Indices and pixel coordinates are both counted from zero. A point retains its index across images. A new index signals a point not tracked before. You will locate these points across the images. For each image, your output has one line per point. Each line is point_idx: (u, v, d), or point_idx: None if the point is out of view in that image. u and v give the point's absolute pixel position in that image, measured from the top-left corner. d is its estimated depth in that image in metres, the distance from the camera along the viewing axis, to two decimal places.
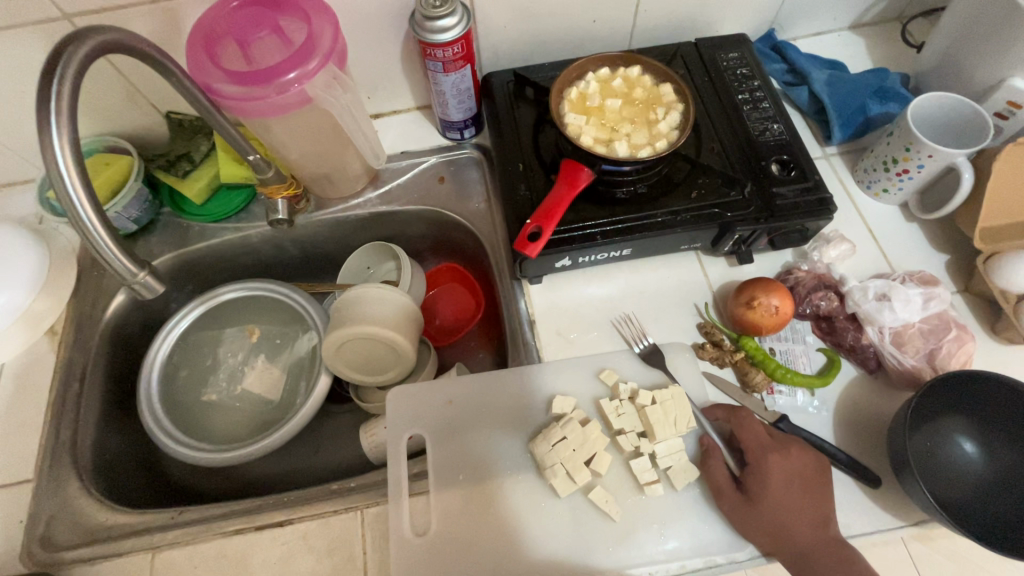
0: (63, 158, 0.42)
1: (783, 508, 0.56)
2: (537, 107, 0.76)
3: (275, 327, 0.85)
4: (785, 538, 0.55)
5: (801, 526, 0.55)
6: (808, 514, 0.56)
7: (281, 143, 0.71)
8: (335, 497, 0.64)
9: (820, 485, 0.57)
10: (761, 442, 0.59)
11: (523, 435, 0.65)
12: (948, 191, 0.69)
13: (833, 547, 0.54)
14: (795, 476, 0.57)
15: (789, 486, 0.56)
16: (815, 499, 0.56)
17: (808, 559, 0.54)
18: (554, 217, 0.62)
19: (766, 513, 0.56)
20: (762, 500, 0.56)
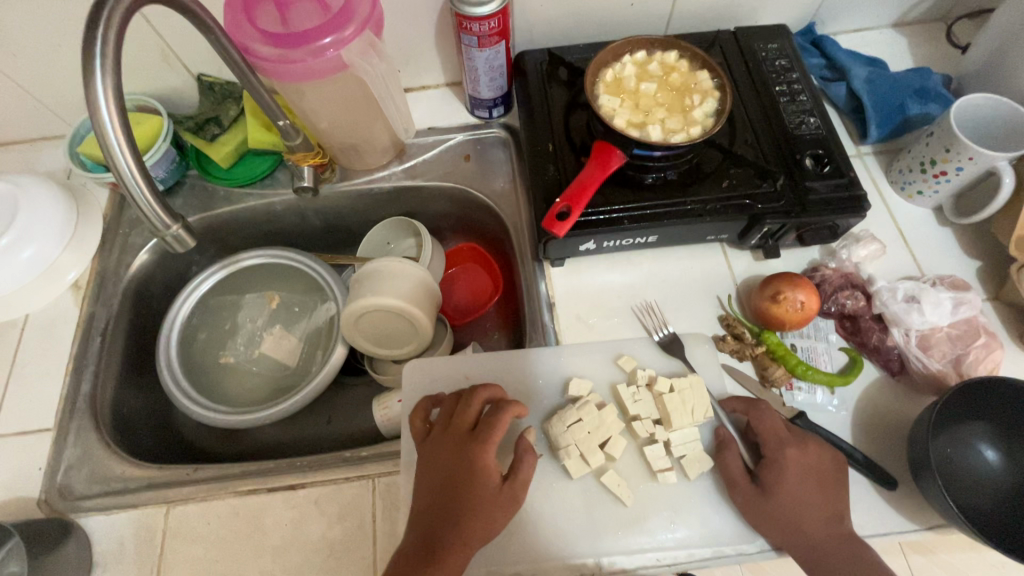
0: (105, 105, 0.42)
1: (798, 503, 0.55)
2: (570, 87, 0.75)
3: (294, 295, 0.85)
4: (798, 532, 0.55)
5: (814, 522, 0.55)
6: (822, 510, 0.55)
7: (312, 110, 0.71)
8: (348, 464, 0.65)
9: (837, 483, 0.57)
10: (778, 435, 0.58)
11: (538, 415, 0.65)
12: (986, 196, 0.67)
13: (846, 544, 0.54)
14: (811, 472, 0.56)
15: (805, 481, 0.56)
16: (831, 496, 0.56)
17: (820, 553, 0.54)
18: (583, 198, 0.61)
19: (781, 507, 0.56)
20: (777, 494, 0.56)
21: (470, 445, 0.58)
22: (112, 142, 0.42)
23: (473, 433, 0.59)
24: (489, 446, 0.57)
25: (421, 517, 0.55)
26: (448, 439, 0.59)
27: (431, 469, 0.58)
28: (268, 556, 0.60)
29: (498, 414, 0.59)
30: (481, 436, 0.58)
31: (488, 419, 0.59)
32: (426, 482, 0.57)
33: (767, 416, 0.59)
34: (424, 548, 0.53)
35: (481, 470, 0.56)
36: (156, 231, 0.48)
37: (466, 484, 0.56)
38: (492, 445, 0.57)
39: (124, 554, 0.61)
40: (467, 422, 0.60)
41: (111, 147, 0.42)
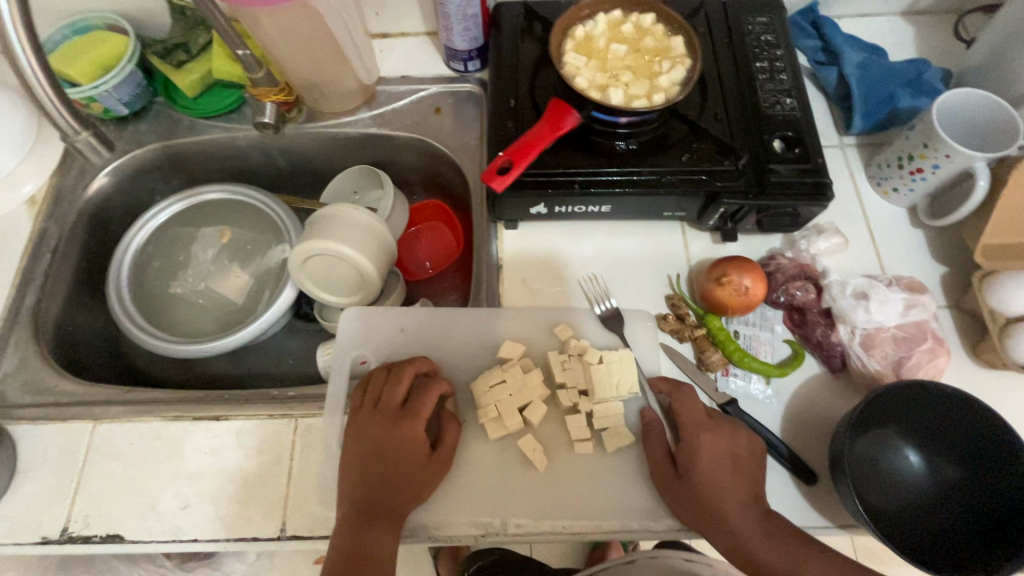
0: None
1: (713, 486, 0.54)
2: (543, 44, 0.72)
3: (250, 234, 0.84)
4: (713, 515, 0.53)
5: (729, 506, 0.53)
6: (739, 495, 0.54)
7: (272, 43, 0.69)
8: (274, 402, 0.65)
9: (753, 467, 0.55)
10: (699, 414, 0.57)
11: (467, 374, 0.64)
12: (957, 200, 0.64)
13: (762, 530, 0.52)
14: (729, 455, 0.55)
15: (721, 464, 0.54)
16: (748, 480, 0.55)
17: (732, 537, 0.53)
18: (529, 155, 0.59)
19: (696, 488, 0.54)
20: (692, 473, 0.55)
21: (400, 421, 0.58)
22: None
23: (404, 409, 0.59)
24: (417, 419, 0.58)
25: (355, 484, 0.56)
26: (377, 414, 0.59)
27: (360, 440, 0.58)
28: (184, 480, 0.61)
29: (427, 390, 0.60)
30: (410, 409, 0.58)
31: (417, 394, 0.60)
32: (355, 452, 0.58)
33: (688, 395, 0.58)
34: (367, 515, 0.55)
35: (411, 445, 0.57)
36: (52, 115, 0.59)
37: (396, 456, 0.57)
38: (420, 419, 0.58)
39: (47, 463, 0.63)
40: (395, 400, 0.59)
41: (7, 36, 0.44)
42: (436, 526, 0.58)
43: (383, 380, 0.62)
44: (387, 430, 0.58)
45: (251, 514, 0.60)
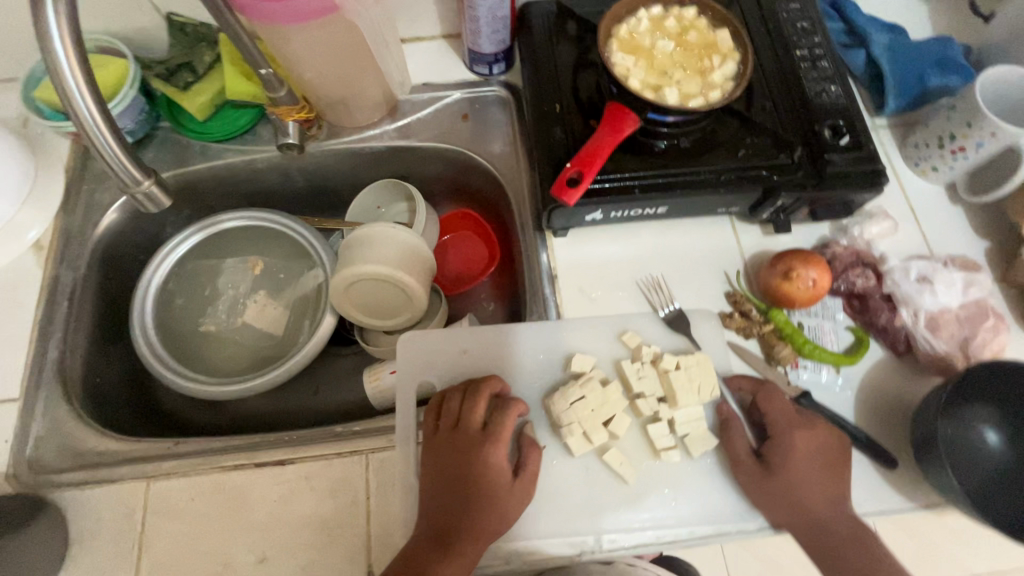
0: (66, 60, 0.39)
1: (800, 485, 0.55)
2: (578, 44, 0.70)
3: (278, 262, 0.80)
4: (799, 513, 0.54)
5: (813, 505, 0.54)
6: (828, 494, 0.55)
7: (298, 58, 0.64)
8: (339, 439, 0.62)
9: (841, 466, 0.56)
10: (783, 411, 0.58)
11: (538, 391, 0.63)
12: (1000, 176, 0.65)
13: (845, 528, 0.54)
14: (815, 453, 0.56)
15: (806, 463, 0.55)
16: (835, 479, 0.55)
17: (821, 530, 0.54)
18: (597, 163, 0.57)
19: (781, 487, 0.55)
20: (776, 470, 0.56)
21: (479, 447, 0.56)
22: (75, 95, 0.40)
23: (483, 434, 0.57)
24: (500, 446, 0.56)
25: (433, 512, 0.55)
26: (455, 442, 0.57)
27: (438, 468, 0.57)
28: (257, 533, 0.58)
29: (504, 412, 0.58)
30: (493, 436, 0.57)
31: (496, 418, 0.58)
32: (437, 483, 0.57)
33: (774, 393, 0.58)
34: (439, 543, 0.53)
35: (493, 471, 0.56)
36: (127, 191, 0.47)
37: (478, 484, 0.55)
38: (501, 444, 0.56)
39: (102, 530, 0.58)
40: (472, 424, 0.57)
41: (69, 93, 0.40)
42: (529, 551, 0.57)
43: (459, 404, 0.59)
44: (465, 456, 0.56)
45: (333, 559, 0.57)
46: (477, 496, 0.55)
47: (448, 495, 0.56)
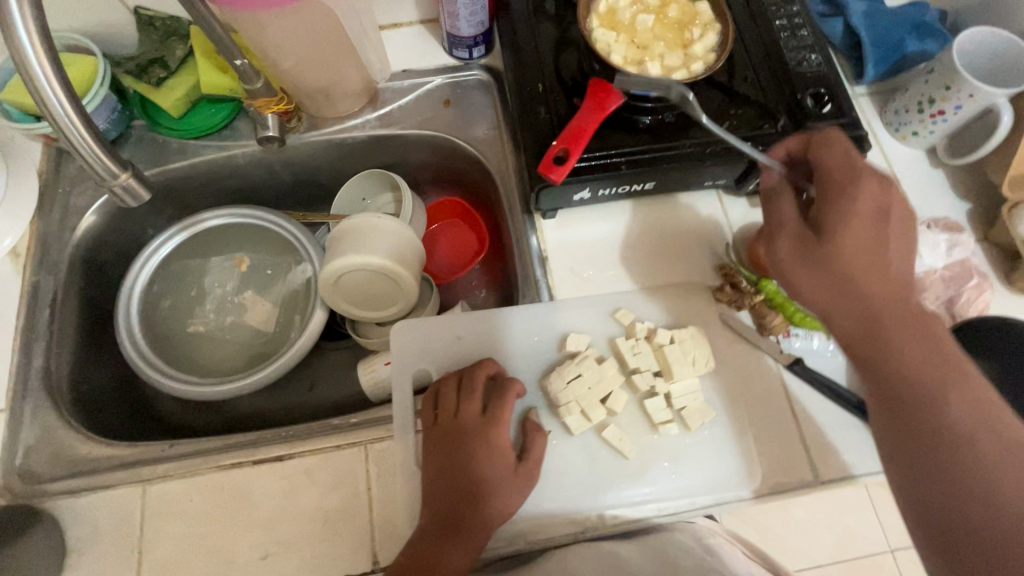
0: (34, 54, 0.38)
1: (861, 253, 0.48)
2: (558, 22, 0.69)
3: (267, 257, 0.79)
4: (859, 294, 0.48)
5: (877, 284, 0.48)
6: (897, 270, 0.49)
7: (275, 48, 0.63)
8: (337, 432, 0.62)
9: (910, 242, 0.50)
10: (850, 173, 0.50)
11: (535, 371, 0.63)
12: (977, 137, 0.67)
13: (906, 308, 0.48)
14: (885, 213, 0.49)
15: (875, 221, 0.49)
16: (902, 251, 0.50)
17: (877, 322, 0.48)
18: (581, 141, 0.58)
19: (839, 256, 0.48)
20: (835, 242, 0.48)
21: (483, 430, 0.56)
22: (46, 89, 0.39)
23: (484, 418, 0.57)
24: (503, 427, 0.57)
25: (439, 499, 0.55)
26: (458, 427, 0.57)
27: (442, 455, 0.57)
28: (260, 529, 0.58)
29: (505, 394, 0.58)
30: (495, 418, 0.57)
31: (496, 401, 0.58)
32: (443, 470, 0.56)
33: (836, 151, 0.52)
34: (447, 529, 0.53)
35: (497, 453, 0.56)
36: (104, 183, 0.47)
37: (483, 468, 0.55)
38: (505, 425, 0.57)
39: (101, 536, 0.58)
40: (474, 407, 0.57)
41: (40, 85, 0.39)
42: (534, 531, 0.57)
43: (458, 389, 0.59)
44: (468, 442, 0.56)
45: (339, 551, 0.57)
46: (484, 479, 0.55)
47: (455, 478, 0.56)
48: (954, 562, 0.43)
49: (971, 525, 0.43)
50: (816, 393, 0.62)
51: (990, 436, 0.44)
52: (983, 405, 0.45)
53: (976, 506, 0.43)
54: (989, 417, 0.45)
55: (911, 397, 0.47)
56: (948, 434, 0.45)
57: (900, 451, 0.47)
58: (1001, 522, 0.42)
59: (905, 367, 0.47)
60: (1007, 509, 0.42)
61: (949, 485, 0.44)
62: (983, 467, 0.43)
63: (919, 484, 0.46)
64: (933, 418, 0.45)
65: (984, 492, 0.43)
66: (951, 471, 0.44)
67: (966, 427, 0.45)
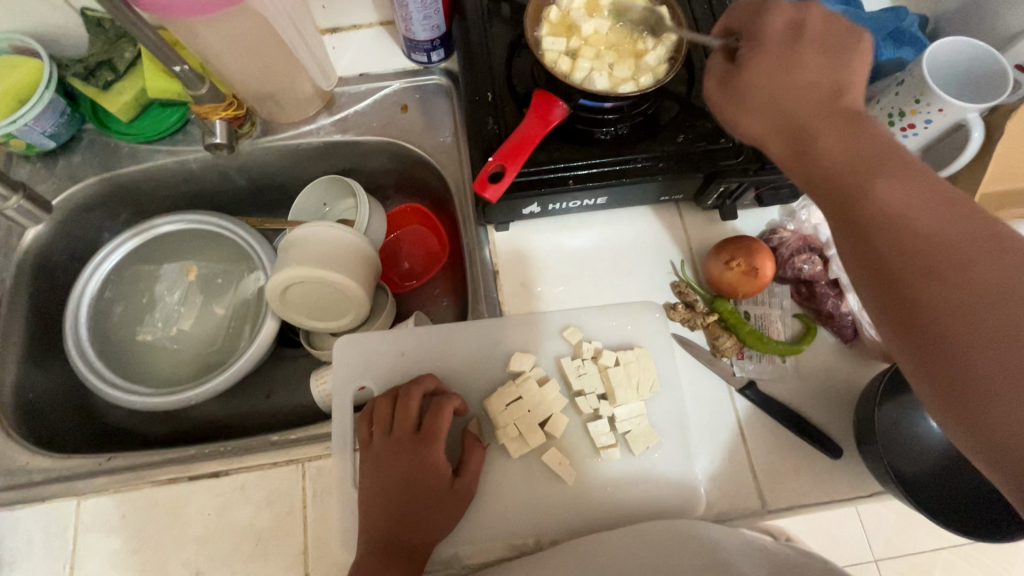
0: None
1: (773, 71, 0.45)
2: (513, 27, 0.67)
3: (217, 266, 0.78)
4: (776, 105, 0.45)
5: (794, 95, 0.44)
6: (810, 79, 0.45)
7: (215, 55, 0.61)
8: (275, 449, 0.61)
9: (841, 49, 0.46)
10: (757, 6, 0.48)
11: (478, 391, 0.61)
12: (951, 153, 0.64)
13: (829, 106, 0.44)
14: (798, 28, 0.46)
15: (787, 38, 0.46)
16: (823, 61, 0.45)
17: (807, 129, 0.43)
18: (521, 156, 0.55)
19: (754, 88, 0.46)
20: (749, 72, 0.46)
21: (417, 448, 0.55)
22: None
23: (417, 434, 0.56)
24: (437, 445, 0.55)
25: (374, 522, 0.53)
26: (392, 445, 0.56)
27: (378, 474, 0.55)
28: (192, 547, 0.57)
29: (439, 409, 0.56)
30: (427, 436, 0.55)
31: (430, 417, 0.56)
32: (379, 489, 0.54)
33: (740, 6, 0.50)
34: (383, 552, 0.51)
35: (432, 472, 0.55)
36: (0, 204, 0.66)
37: (418, 488, 0.54)
38: (440, 443, 0.55)
39: (33, 551, 0.57)
40: (408, 425, 0.56)
41: None
42: (470, 555, 0.56)
43: (392, 405, 0.58)
44: (402, 459, 0.55)
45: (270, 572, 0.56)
46: (420, 498, 0.54)
47: (391, 497, 0.54)
48: (941, 379, 0.34)
49: (940, 315, 0.34)
50: (770, 419, 0.59)
51: (939, 218, 0.36)
52: (932, 188, 0.37)
53: (948, 301, 0.34)
54: (942, 204, 0.37)
55: (843, 195, 0.40)
56: (893, 220, 0.37)
57: (858, 267, 0.39)
58: (975, 310, 0.33)
59: (831, 171, 0.41)
60: (986, 295, 0.33)
61: (914, 286, 0.35)
62: (971, 293, 0.33)
63: (883, 299, 0.37)
64: (869, 204, 0.38)
65: (950, 273, 0.34)
66: (901, 277, 0.36)
67: (907, 203, 0.37)
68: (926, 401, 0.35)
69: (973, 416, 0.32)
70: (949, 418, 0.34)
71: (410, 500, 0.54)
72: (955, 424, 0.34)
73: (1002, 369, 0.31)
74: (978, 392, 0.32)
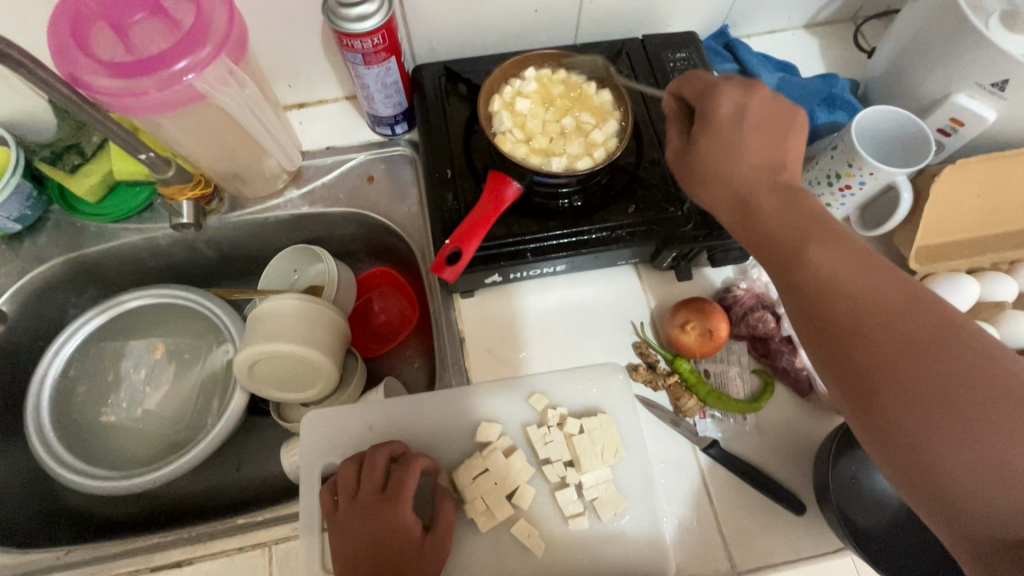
0: None
1: (724, 149, 0.49)
2: (471, 104, 0.71)
3: (184, 341, 0.78)
4: (728, 179, 0.48)
5: (741, 168, 0.48)
6: (756, 158, 0.48)
7: (179, 141, 0.63)
8: (241, 532, 0.60)
9: (788, 122, 0.49)
10: (705, 87, 0.51)
11: (446, 461, 0.62)
12: (886, 210, 0.67)
13: (768, 180, 0.47)
14: (745, 112, 0.49)
15: (732, 115, 0.49)
16: (767, 142, 0.49)
17: (752, 200, 0.47)
18: (475, 236, 0.58)
19: (702, 164, 0.50)
20: (699, 149, 0.50)
21: (382, 511, 0.54)
22: None
23: (383, 496, 0.55)
24: (403, 506, 0.54)
25: None
26: (359, 512, 0.54)
27: (348, 545, 0.53)
28: None
29: (404, 470, 0.56)
30: (392, 499, 0.54)
31: (394, 479, 0.56)
32: (350, 561, 0.52)
33: (690, 83, 0.53)
34: None
35: (401, 533, 0.53)
36: None
37: (389, 553, 0.52)
38: (406, 503, 0.54)
39: None
40: (372, 488, 0.55)
41: None
42: None
43: (357, 473, 0.57)
44: (370, 525, 0.53)
45: None
46: (392, 563, 0.52)
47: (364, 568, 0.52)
48: (880, 431, 0.38)
49: (874, 375, 0.38)
50: (734, 477, 0.60)
51: (866, 283, 0.40)
52: (858, 256, 0.41)
53: (881, 365, 0.38)
54: (870, 270, 0.40)
55: (785, 263, 0.44)
56: (829, 288, 0.41)
57: (802, 326, 0.43)
58: (906, 369, 0.37)
59: (775, 239, 0.45)
60: (912, 356, 0.37)
61: (847, 345, 0.39)
62: (901, 355, 0.37)
63: (826, 356, 0.41)
64: (806, 272, 0.42)
65: (875, 336, 0.39)
66: (839, 339, 0.40)
67: (837, 271, 0.41)
68: (869, 446, 0.40)
69: (912, 463, 0.37)
70: (889, 464, 0.39)
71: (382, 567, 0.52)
72: (894, 468, 0.38)
73: (933, 427, 0.36)
74: (914, 444, 0.37)
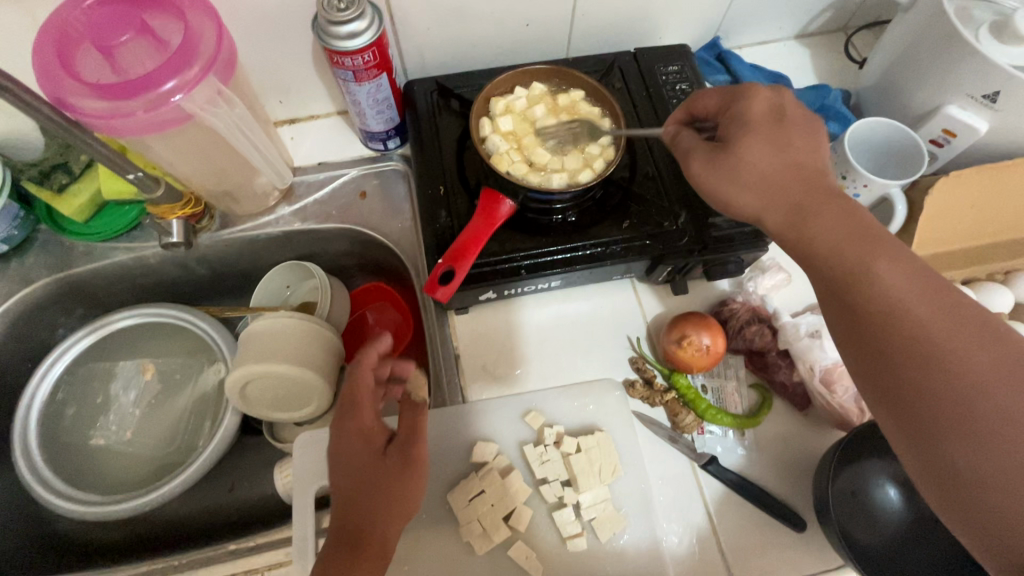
0: None
1: (765, 150, 0.49)
2: (463, 119, 0.70)
3: (175, 361, 0.78)
4: (776, 185, 0.48)
5: (792, 176, 0.48)
6: (798, 163, 0.48)
7: (168, 160, 0.62)
8: (232, 558, 0.58)
9: (816, 131, 0.50)
10: (728, 98, 0.53)
11: (441, 483, 0.61)
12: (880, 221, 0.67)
13: (821, 190, 0.47)
14: (780, 112, 0.50)
15: (771, 120, 0.50)
16: (810, 150, 0.49)
17: (804, 207, 0.47)
18: (468, 255, 0.57)
19: (747, 165, 0.49)
20: (738, 149, 0.49)
21: (345, 418, 0.51)
22: None
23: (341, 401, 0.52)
24: (360, 406, 0.51)
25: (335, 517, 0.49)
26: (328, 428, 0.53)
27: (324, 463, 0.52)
28: None
29: (353, 371, 0.52)
30: (350, 405, 0.51)
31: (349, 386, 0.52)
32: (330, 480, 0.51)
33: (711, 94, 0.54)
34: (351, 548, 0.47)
35: (366, 432, 0.51)
36: None
37: (360, 458, 0.50)
38: (363, 403, 0.51)
39: None
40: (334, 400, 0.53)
41: None
42: None
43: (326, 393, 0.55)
44: (337, 437, 0.51)
45: None
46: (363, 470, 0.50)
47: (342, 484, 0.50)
48: (925, 447, 0.39)
49: (925, 393, 0.39)
50: (733, 494, 0.60)
51: (930, 304, 0.41)
52: (923, 276, 0.42)
53: (937, 387, 0.39)
54: (934, 292, 0.41)
55: (841, 275, 0.44)
56: (889, 304, 0.42)
57: (853, 339, 0.43)
58: (961, 390, 0.38)
59: (831, 249, 0.45)
60: (967, 378, 0.38)
61: (902, 360, 0.40)
62: (956, 376, 0.39)
63: (876, 369, 0.42)
64: (865, 287, 0.43)
65: (933, 355, 0.40)
66: (894, 355, 0.41)
67: (900, 289, 0.42)
68: (908, 460, 0.41)
69: (953, 480, 0.38)
70: (929, 481, 0.40)
71: (356, 479, 0.50)
72: (934, 484, 0.39)
73: (980, 450, 0.37)
74: (957, 463, 0.38)
